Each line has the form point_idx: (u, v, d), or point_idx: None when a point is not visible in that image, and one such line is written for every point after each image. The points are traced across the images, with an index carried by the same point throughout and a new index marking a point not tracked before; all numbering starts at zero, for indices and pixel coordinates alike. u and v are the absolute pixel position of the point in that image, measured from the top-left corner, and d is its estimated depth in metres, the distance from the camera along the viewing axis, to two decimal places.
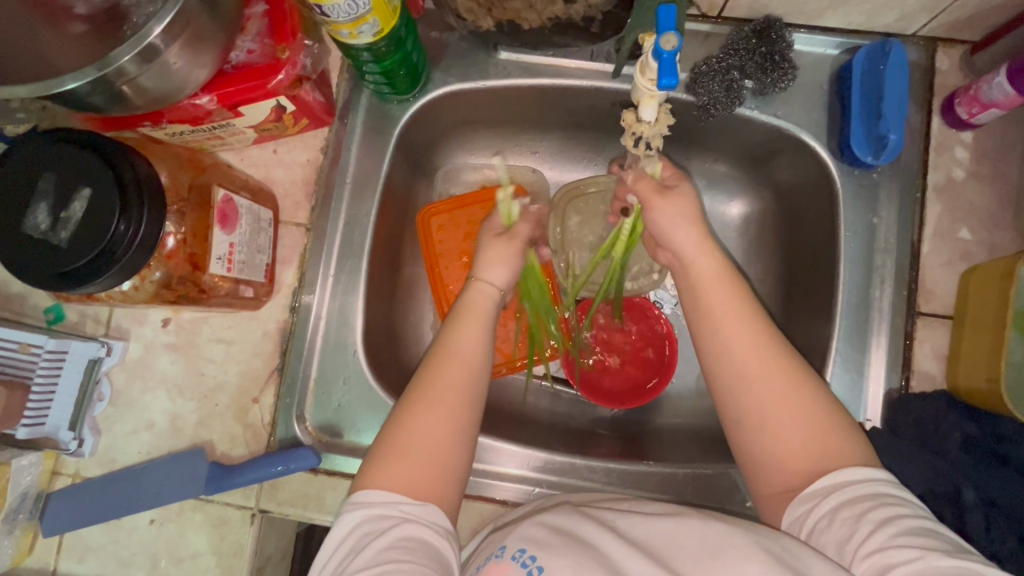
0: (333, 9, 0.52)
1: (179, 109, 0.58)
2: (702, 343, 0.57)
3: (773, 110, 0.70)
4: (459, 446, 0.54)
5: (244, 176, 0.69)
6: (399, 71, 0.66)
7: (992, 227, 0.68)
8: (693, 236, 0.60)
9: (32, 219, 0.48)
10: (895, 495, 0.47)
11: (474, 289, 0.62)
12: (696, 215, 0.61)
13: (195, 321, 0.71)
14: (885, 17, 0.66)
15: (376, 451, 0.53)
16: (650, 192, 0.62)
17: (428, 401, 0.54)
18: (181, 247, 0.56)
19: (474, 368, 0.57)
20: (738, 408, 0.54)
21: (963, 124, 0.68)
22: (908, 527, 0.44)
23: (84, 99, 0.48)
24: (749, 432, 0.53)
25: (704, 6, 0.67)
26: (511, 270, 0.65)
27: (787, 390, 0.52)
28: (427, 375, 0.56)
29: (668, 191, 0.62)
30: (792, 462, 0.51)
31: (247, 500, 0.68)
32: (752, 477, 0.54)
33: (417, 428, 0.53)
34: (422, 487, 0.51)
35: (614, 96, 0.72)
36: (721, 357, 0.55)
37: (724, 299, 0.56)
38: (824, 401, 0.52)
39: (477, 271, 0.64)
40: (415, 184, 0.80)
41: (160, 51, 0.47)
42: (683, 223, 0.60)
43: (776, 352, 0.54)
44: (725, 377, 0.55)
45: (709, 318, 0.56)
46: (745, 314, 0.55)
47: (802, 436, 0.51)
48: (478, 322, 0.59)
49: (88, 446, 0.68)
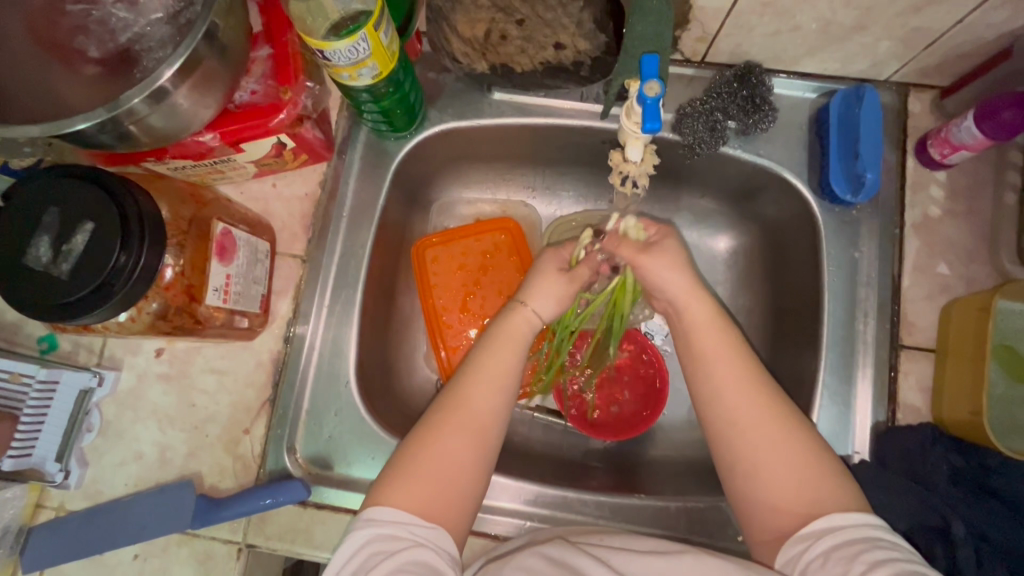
0: (335, 54, 0.54)
1: (183, 146, 0.60)
2: (698, 384, 0.58)
3: (755, 149, 0.72)
4: (475, 476, 0.54)
5: (243, 210, 0.70)
6: (397, 111, 0.68)
7: (969, 262, 0.70)
8: (682, 283, 0.61)
9: (34, 252, 0.49)
10: (888, 540, 0.47)
11: (516, 314, 0.61)
12: (682, 265, 0.62)
13: (189, 350, 0.71)
14: (858, 64, 0.69)
15: (395, 469, 0.54)
16: (634, 253, 0.64)
17: (451, 426, 0.55)
18: (178, 278, 0.57)
19: (501, 397, 0.57)
20: (732, 449, 0.54)
21: (937, 164, 0.71)
22: (904, 569, 0.44)
23: (92, 138, 0.50)
24: (741, 474, 0.54)
25: (687, 52, 0.71)
26: (561, 303, 0.64)
27: (781, 433, 0.53)
28: (454, 399, 0.57)
29: (650, 249, 0.64)
30: (789, 506, 0.51)
31: (234, 534, 0.67)
32: (745, 521, 0.54)
33: (438, 449, 0.54)
34: (436, 510, 0.52)
35: (604, 135, 0.74)
36: (716, 400, 0.56)
37: (716, 343, 0.58)
38: (813, 448, 0.53)
39: (522, 296, 0.63)
40: (410, 217, 0.82)
41: (168, 93, 0.49)
42: (670, 272, 0.62)
43: (769, 395, 0.55)
44: (718, 413, 0.56)
45: (700, 362, 0.58)
46: (734, 355, 0.57)
47: (791, 476, 0.52)
48: (512, 351, 0.59)
49: (74, 478, 0.68)
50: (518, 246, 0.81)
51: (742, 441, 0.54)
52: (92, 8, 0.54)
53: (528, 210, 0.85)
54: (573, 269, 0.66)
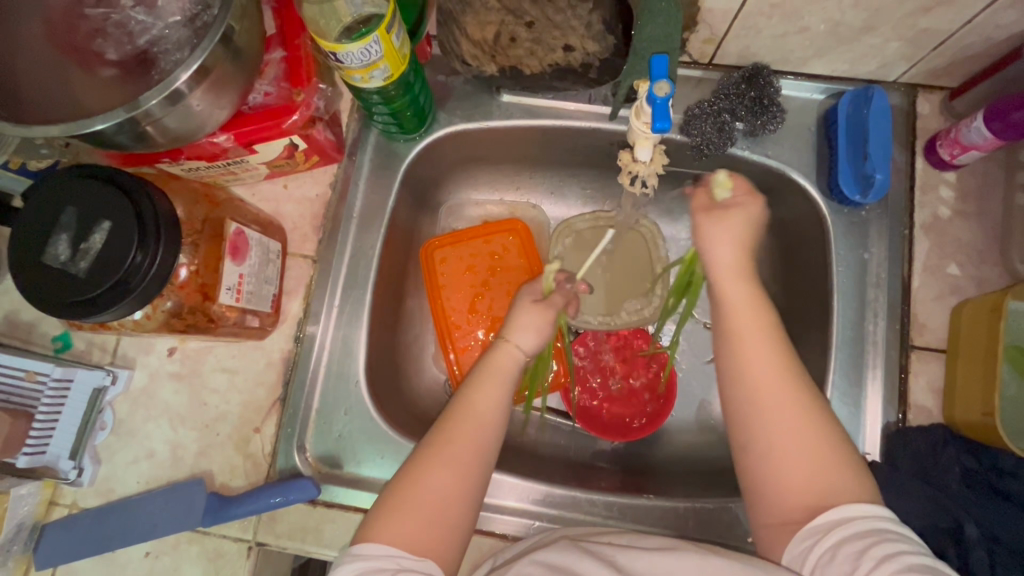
0: (347, 56, 0.55)
1: (197, 147, 0.61)
2: (722, 359, 0.57)
3: (763, 150, 0.73)
4: (463, 511, 0.54)
5: (255, 210, 0.71)
6: (407, 112, 0.69)
7: (980, 263, 0.70)
8: (729, 257, 0.58)
9: (52, 250, 0.50)
10: (893, 531, 0.47)
11: (501, 351, 0.62)
12: (738, 238, 0.58)
13: (200, 349, 0.72)
14: (866, 65, 0.70)
15: (382, 505, 0.54)
16: (699, 209, 0.60)
17: (438, 462, 0.55)
18: (193, 278, 0.58)
19: (489, 432, 0.57)
20: (752, 431, 0.54)
21: (946, 164, 0.71)
22: (909, 564, 0.44)
23: (110, 138, 0.50)
24: (756, 456, 0.53)
25: (695, 54, 0.71)
26: (543, 335, 0.64)
27: (801, 421, 0.52)
28: (440, 436, 0.57)
29: (723, 209, 0.58)
30: (802, 490, 0.51)
31: (245, 532, 0.68)
32: (754, 504, 0.54)
33: (425, 485, 0.54)
34: (426, 544, 0.52)
35: (612, 137, 0.75)
36: (740, 375, 0.55)
37: (746, 327, 0.56)
38: (830, 438, 0.52)
39: (506, 332, 0.64)
40: (419, 219, 0.83)
41: (184, 95, 0.50)
42: (724, 243, 0.58)
43: (795, 380, 0.54)
44: (737, 393, 0.55)
45: (728, 343, 0.57)
46: (769, 339, 0.55)
47: (811, 461, 0.51)
48: (500, 387, 0.60)
49: (87, 475, 0.68)
50: (527, 247, 0.81)
51: (763, 422, 0.53)
52: (110, 11, 0.56)
53: (536, 211, 0.86)
54: (547, 298, 0.67)
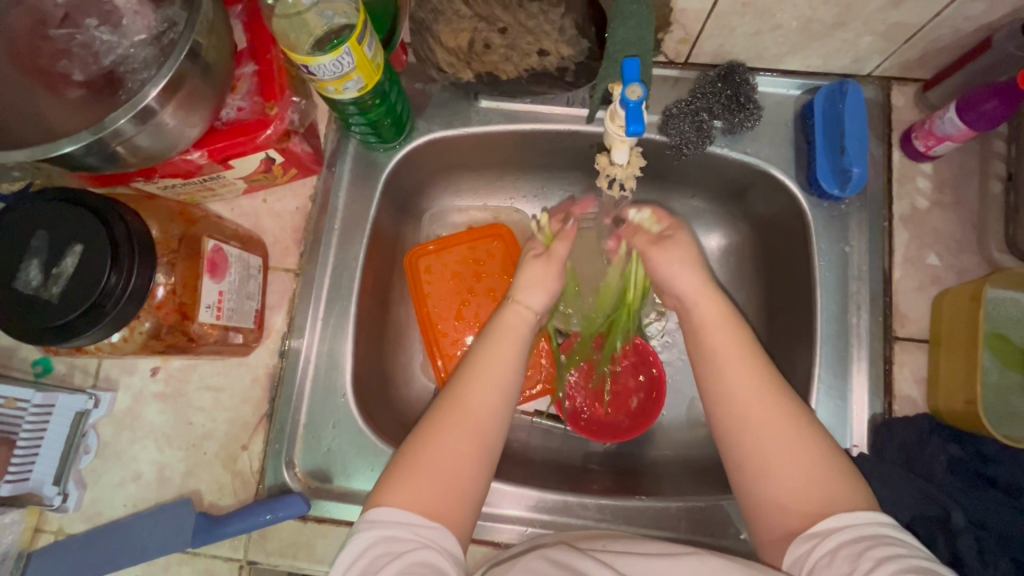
0: (319, 68, 0.54)
1: (170, 165, 0.60)
2: (704, 374, 0.59)
3: (742, 148, 0.73)
4: (477, 474, 0.54)
5: (234, 225, 0.70)
6: (384, 121, 0.68)
7: (959, 252, 0.71)
8: (694, 283, 0.62)
9: (24, 276, 0.49)
10: (896, 536, 0.47)
11: (509, 311, 0.62)
12: (694, 261, 0.64)
13: (184, 369, 0.71)
14: (840, 60, 0.70)
15: (397, 466, 0.54)
16: (646, 245, 0.67)
17: (452, 424, 0.55)
18: (170, 297, 0.57)
19: (501, 394, 0.57)
20: (740, 445, 0.54)
21: (921, 156, 0.71)
22: (912, 565, 0.44)
23: (79, 160, 0.50)
24: (749, 470, 0.54)
25: (671, 53, 0.71)
26: (550, 292, 0.65)
27: (791, 430, 0.53)
28: (453, 397, 0.57)
29: (664, 241, 0.66)
30: (794, 504, 0.51)
31: (235, 551, 0.67)
32: (754, 520, 0.54)
33: (439, 446, 0.54)
34: (439, 503, 0.52)
35: (591, 139, 0.75)
36: (723, 391, 0.56)
37: (726, 344, 0.58)
38: (822, 445, 0.53)
39: (514, 293, 0.64)
40: (402, 228, 0.82)
41: (155, 113, 0.49)
42: (682, 269, 0.63)
43: (781, 394, 0.55)
44: (722, 413, 0.56)
45: (710, 360, 0.58)
46: (745, 355, 0.57)
47: (803, 473, 0.52)
48: (512, 347, 0.60)
49: (73, 500, 0.67)
50: (511, 252, 0.81)
51: (749, 437, 0.54)
52: (76, 31, 0.55)
53: (519, 215, 0.85)
54: (549, 249, 0.67)
